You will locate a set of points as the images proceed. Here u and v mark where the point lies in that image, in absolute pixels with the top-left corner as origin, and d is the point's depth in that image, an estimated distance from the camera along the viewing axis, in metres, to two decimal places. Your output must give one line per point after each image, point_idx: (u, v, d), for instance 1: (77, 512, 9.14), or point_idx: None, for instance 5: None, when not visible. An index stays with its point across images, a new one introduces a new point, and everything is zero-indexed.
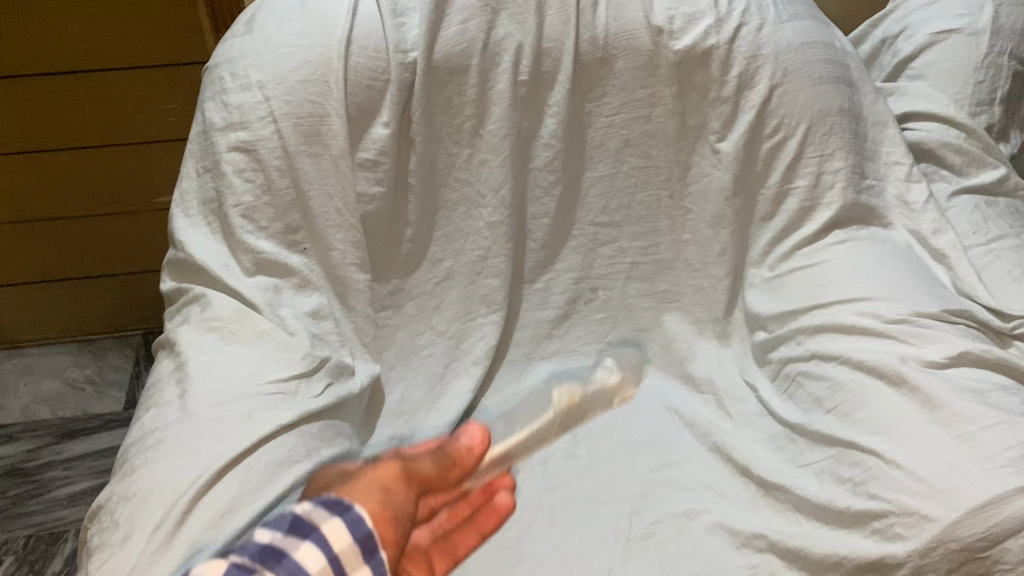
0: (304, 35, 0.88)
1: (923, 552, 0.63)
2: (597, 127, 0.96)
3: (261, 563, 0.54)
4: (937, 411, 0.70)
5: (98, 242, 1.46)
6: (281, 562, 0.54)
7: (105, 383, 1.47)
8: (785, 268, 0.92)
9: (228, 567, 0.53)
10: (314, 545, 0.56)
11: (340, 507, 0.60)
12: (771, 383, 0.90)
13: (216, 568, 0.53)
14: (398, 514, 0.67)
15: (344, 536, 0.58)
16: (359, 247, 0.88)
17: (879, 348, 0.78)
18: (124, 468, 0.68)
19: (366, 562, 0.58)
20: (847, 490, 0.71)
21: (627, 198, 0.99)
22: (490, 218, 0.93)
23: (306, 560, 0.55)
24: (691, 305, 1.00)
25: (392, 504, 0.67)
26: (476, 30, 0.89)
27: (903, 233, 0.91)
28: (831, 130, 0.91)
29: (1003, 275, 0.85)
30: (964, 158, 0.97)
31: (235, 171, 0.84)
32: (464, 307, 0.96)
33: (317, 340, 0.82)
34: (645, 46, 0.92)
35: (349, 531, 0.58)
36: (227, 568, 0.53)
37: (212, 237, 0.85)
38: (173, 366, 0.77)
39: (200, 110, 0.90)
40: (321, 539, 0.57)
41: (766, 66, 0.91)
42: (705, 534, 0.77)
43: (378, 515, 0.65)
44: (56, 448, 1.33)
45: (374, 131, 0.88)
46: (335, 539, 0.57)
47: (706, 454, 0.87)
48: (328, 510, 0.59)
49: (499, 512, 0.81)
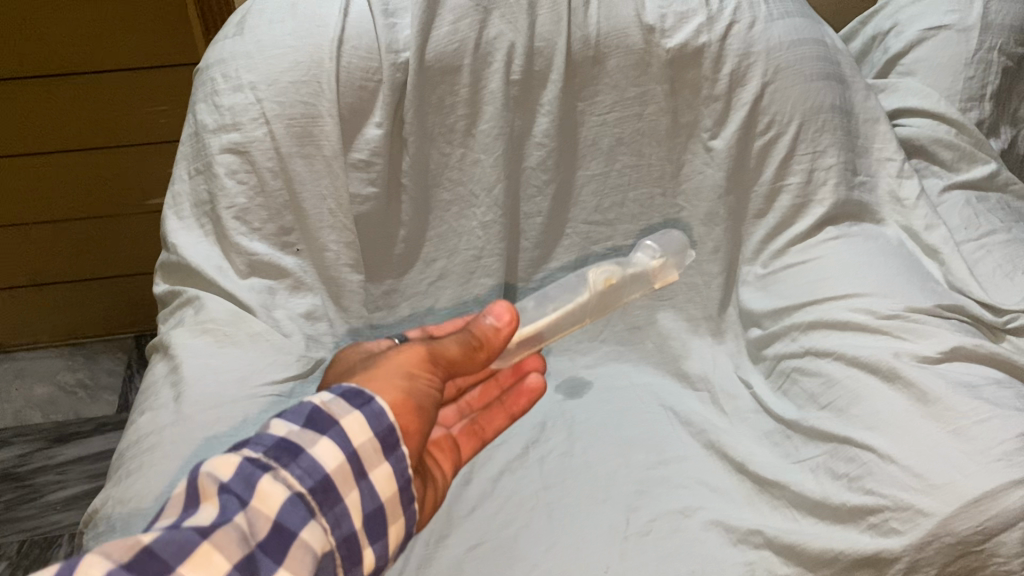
0: (295, 36, 0.88)
1: (918, 547, 0.64)
2: (590, 126, 0.96)
3: (277, 458, 0.45)
4: (932, 405, 0.70)
5: (90, 245, 1.46)
6: (298, 459, 0.45)
7: (97, 387, 1.46)
8: (779, 265, 0.92)
9: (240, 462, 0.44)
10: (332, 443, 0.46)
11: (360, 396, 0.49)
12: (766, 379, 0.90)
13: (227, 465, 0.43)
14: (422, 403, 0.53)
15: (365, 429, 0.48)
16: (352, 248, 0.88)
17: (873, 343, 0.78)
18: (120, 471, 0.68)
19: (387, 459, 0.49)
20: (842, 486, 0.71)
21: (620, 196, 1.00)
22: (484, 217, 0.93)
23: (323, 460, 0.46)
24: (686, 303, 0.99)
25: (415, 394, 0.53)
26: (467, 30, 0.88)
27: (896, 229, 0.92)
28: (824, 127, 0.91)
29: (994, 270, 0.86)
30: (955, 154, 0.97)
31: (227, 173, 0.84)
32: (459, 307, 0.98)
33: (312, 341, 0.83)
34: (637, 44, 0.92)
35: (370, 426, 0.48)
36: (240, 463, 0.44)
37: (205, 239, 0.85)
38: (167, 369, 0.76)
39: (191, 112, 0.90)
40: (338, 434, 0.47)
41: (758, 64, 0.91)
42: (702, 530, 0.77)
43: (399, 405, 0.51)
44: (49, 452, 1.33)
45: (367, 132, 0.88)
46: (354, 436, 0.47)
47: (701, 451, 0.87)
48: (347, 401, 0.48)
49: (530, 392, 0.69)
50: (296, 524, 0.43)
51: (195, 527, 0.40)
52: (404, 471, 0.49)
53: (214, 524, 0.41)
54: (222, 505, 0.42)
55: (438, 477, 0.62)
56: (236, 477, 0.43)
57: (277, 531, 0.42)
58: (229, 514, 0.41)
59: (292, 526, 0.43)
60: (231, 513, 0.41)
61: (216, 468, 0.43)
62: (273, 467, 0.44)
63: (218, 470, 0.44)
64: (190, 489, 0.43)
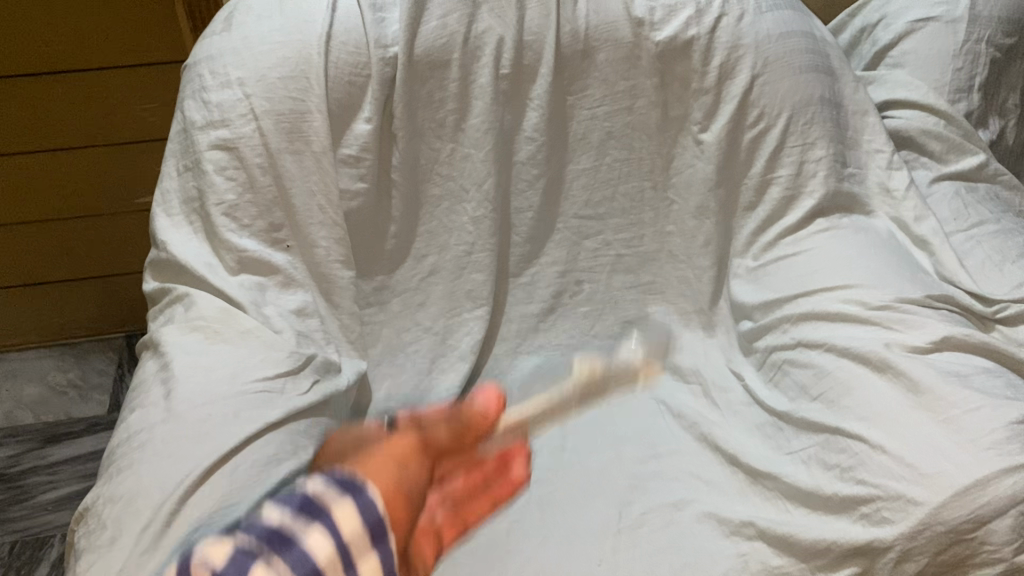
0: (283, 32, 0.87)
1: (909, 536, 0.63)
2: (580, 120, 0.96)
3: (269, 547, 0.51)
4: (922, 396, 0.70)
5: (79, 245, 1.45)
6: (290, 549, 0.51)
7: (88, 387, 1.45)
8: (770, 258, 0.93)
9: (232, 550, 0.50)
10: (322, 533, 0.52)
11: (352, 487, 0.56)
12: (758, 372, 0.90)
13: (220, 553, 0.50)
14: (415, 494, 0.65)
15: (355, 519, 0.54)
16: (343, 244, 0.88)
17: (864, 334, 0.79)
18: (110, 470, 0.68)
19: (375, 550, 0.54)
20: (834, 476, 0.71)
21: (610, 189, 0.98)
22: (474, 213, 0.93)
23: (314, 548, 0.51)
24: (676, 297, 1.01)
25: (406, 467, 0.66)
26: (456, 24, 0.89)
27: (886, 221, 0.91)
28: (813, 119, 0.91)
29: (983, 260, 0.86)
30: (944, 145, 0.97)
31: (216, 169, 0.84)
32: (449, 303, 0.95)
33: (303, 338, 0.82)
34: (626, 37, 0.93)
35: (360, 517, 0.54)
36: (232, 552, 0.50)
37: (194, 236, 0.85)
38: (157, 367, 0.76)
39: (178, 108, 0.89)
40: (329, 526, 0.53)
41: (746, 57, 0.91)
42: (694, 523, 0.77)
43: (390, 489, 0.61)
44: (40, 453, 1.32)
45: (356, 127, 0.88)
46: (344, 523, 0.53)
47: (694, 444, 0.87)
48: (339, 491, 0.55)
49: (512, 484, 0.83)
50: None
51: None
52: (389, 562, 0.55)
53: None
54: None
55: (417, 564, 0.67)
56: (229, 565, 0.49)
57: None
58: None
59: None
60: None
61: (212, 557, 0.50)
62: (264, 556, 0.50)
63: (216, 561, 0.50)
64: None
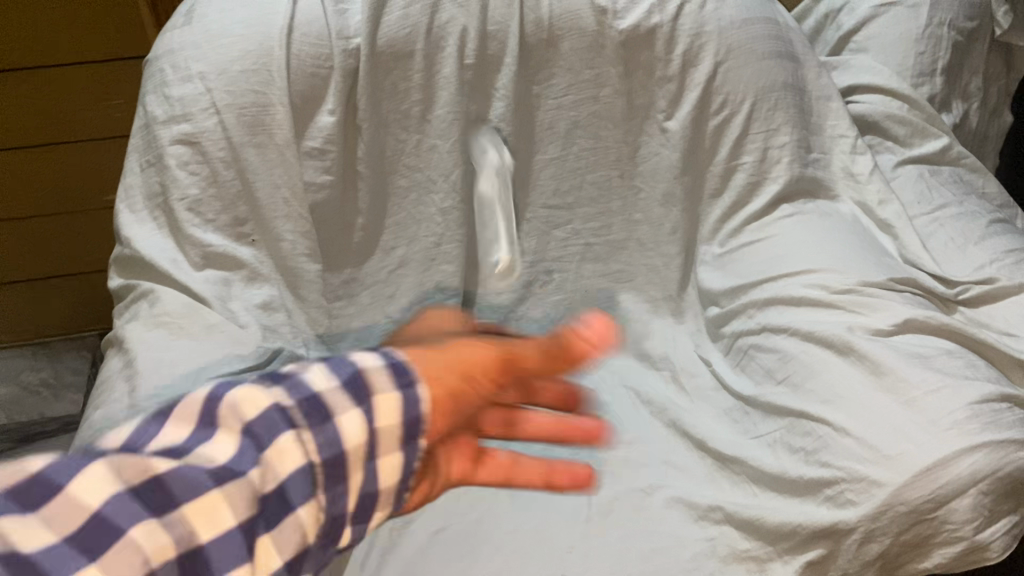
0: (243, 25, 0.87)
1: (872, 517, 0.64)
2: (546, 109, 0.96)
3: (307, 416, 0.46)
4: (885, 378, 0.70)
5: (49, 243, 1.44)
6: (324, 426, 0.46)
7: (62, 385, 1.45)
8: (736, 244, 0.93)
9: (270, 407, 0.45)
10: (359, 415, 0.47)
11: (403, 377, 0.50)
12: (724, 357, 0.91)
13: (253, 404, 0.45)
14: (462, 405, 0.55)
15: (393, 412, 0.48)
16: (309, 237, 0.88)
17: (828, 319, 0.79)
18: (74, 467, 0.67)
19: (401, 449, 0.48)
20: (799, 460, 0.72)
21: (578, 179, 0.98)
22: (442, 203, 0.93)
23: (346, 431, 0.46)
24: (645, 285, 1.01)
25: (465, 432, 0.59)
26: (419, 15, 0.89)
27: (850, 205, 0.93)
28: (776, 106, 0.92)
29: (946, 242, 0.87)
30: (908, 129, 0.98)
31: (179, 164, 0.83)
32: (419, 294, 0.96)
33: (269, 332, 0.82)
34: (590, 26, 0.92)
35: (400, 411, 0.48)
36: (268, 408, 0.45)
37: (158, 232, 0.84)
38: (122, 363, 0.75)
39: (141, 103, 0.89)
40: (408, 397, 0.49)
41: (710, 44, 0.92)
42: (664, 508, 0.78)
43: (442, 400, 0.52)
44: (13, 453, 1.31)
45: (320, 119, 0.88)
46: (383, 416, 0.47)
47: (664, 431, 0.88)
48: (390, 377, 0.49)
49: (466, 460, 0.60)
50: (300, 498, 0.43)
51: (209, 459, 0.41)
52: (413, 467, 0.49)
53: (228, 466, 0.41)
54: (240, 444, 0.43)
55: (438, 473, 0.57)
56: (261, 420, 0.44)
57: (280, 496, 0.43)
58: (244, 458, 0.42)
59: (292, 495, 0.43)
60: (246, 458, 0.42)
61: (245, 403, 0.45)
62: (299, 425, 0.45)
63: (246, 416, 0.44)
64: (208, 412, 0.45)
